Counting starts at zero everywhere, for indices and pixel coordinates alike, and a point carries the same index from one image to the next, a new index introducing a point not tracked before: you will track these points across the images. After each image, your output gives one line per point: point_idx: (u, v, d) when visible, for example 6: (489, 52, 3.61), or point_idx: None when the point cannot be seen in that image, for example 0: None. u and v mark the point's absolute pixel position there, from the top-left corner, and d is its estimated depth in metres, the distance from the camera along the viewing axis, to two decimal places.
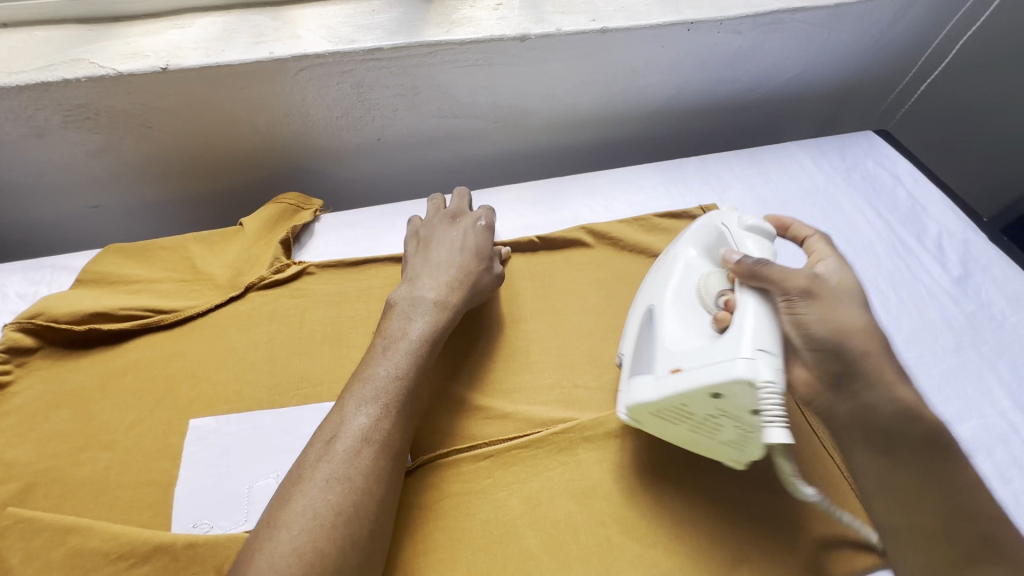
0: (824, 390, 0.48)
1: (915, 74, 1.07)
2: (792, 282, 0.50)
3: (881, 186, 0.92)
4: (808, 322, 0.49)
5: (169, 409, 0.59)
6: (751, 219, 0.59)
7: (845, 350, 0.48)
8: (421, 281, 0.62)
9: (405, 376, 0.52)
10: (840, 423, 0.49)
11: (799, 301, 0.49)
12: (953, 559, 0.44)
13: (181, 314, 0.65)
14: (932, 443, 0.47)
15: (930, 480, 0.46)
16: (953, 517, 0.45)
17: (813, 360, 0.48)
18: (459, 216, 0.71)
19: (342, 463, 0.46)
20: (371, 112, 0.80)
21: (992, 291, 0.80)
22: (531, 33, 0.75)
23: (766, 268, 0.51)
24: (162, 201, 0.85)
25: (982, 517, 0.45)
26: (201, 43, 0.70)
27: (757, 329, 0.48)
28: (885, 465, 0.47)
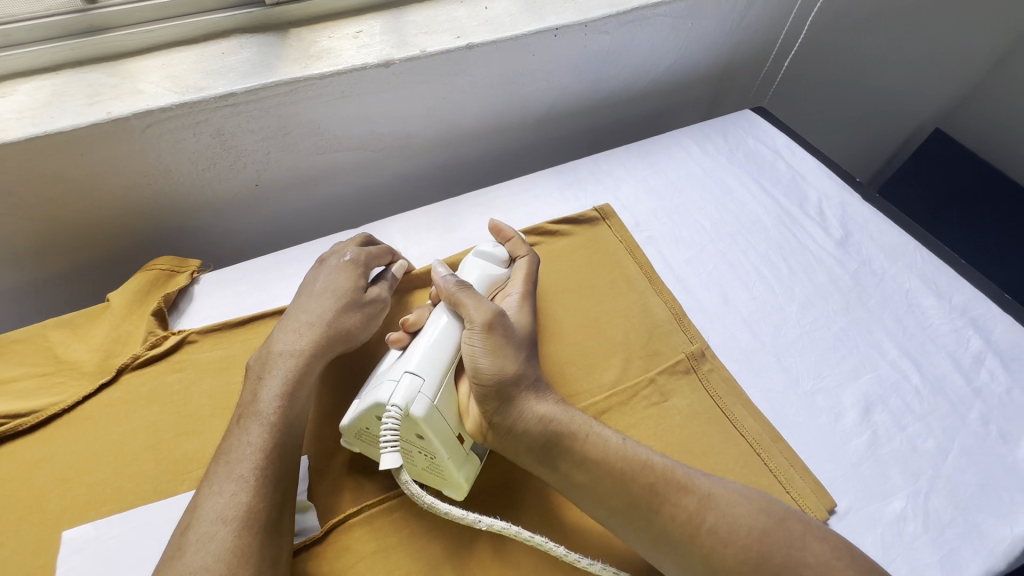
0: (489, 426, 0.53)
1: (781, 50, 1.13)
2: (474, 314, 0.55)
3: (763, 161, 0.96)
4: (475, 356, 0.54)
5: (37, 524, 0.53)
6: (487, 246, 0.67)
7: (504, 383, 0.52)
8: (274, 335, 0.59)
9: (267, 445, 0.50)
10: (513, 453, 0.53)
11: (478, 333, 0.54)
12: (644, 523, 0.48)
13: (44, 414, 0.59)
14: (577, 439, 0.51)
15: (589, 467, 0.50)
16: (621, 482, 0.49)
17: (477, 397, 0.52)
18: (326, 258, 0.67)
19: (196, 553, 0.43)
20: (241, 159, 0.75)
21: (870, 247, 0.85)
22: (395, 58, 0.73)
23: (458, 299, 0.57)
24: (20, 287, 0.77)
25: (643, 465, 0.50)
26: (26, 113, 0.64)
27: (419, 356, 0.54)
28: (555, 471, 0.51)
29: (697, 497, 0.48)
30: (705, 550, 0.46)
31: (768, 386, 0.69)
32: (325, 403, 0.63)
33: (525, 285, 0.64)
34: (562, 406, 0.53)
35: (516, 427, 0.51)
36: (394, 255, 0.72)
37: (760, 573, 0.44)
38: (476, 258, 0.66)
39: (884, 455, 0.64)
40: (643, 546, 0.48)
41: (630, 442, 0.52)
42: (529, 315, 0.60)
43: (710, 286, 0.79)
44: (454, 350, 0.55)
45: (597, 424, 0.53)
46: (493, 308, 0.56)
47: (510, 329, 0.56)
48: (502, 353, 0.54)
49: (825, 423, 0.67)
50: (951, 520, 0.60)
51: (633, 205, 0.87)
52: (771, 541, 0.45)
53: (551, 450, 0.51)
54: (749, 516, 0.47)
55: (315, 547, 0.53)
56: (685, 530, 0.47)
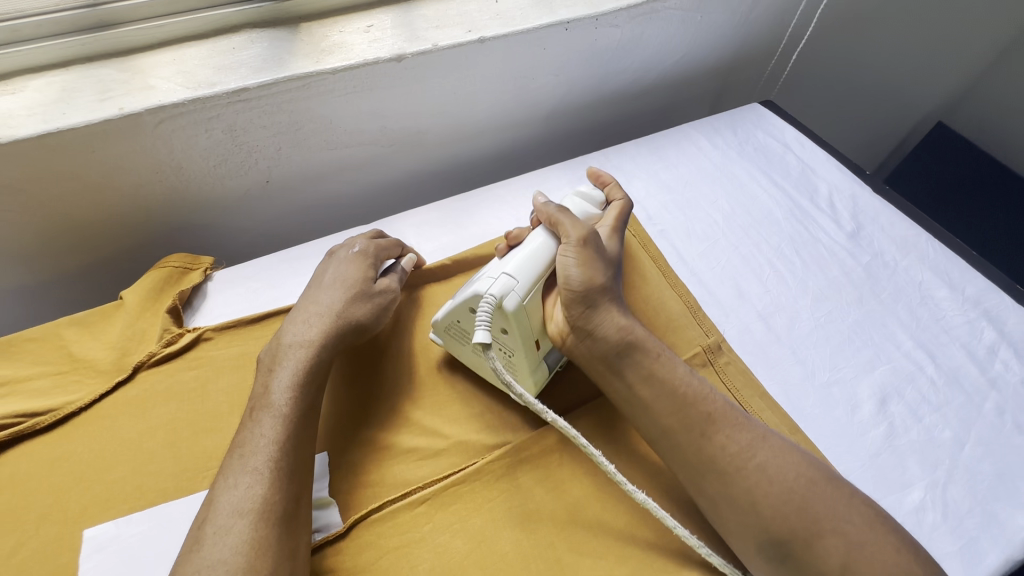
0: (570, 330, 0.56)
1: (788, 44, 1.13)
2: (570, 229, 0.59)
3: (773, 155, 0.95)
4: (568, 266, 0.57)
5: (58, 523, 0.53)
6: (586, 189, 0.70)
7: (591, 291, 0.55)
8: (286, 326, 0.59)
9: (280, 438, 0.50)
10: (585, 360, 0.56)
11: (573, 246, 0.58)
12: (696, 444, 0.49)
13: (61, 412, 0.58)
14: (649, 356, 0.54)
15: (658, 386, 0.52)
16: (683, 404, 0.51)
17: (564, 300, 0.56)
18: (335, 250, 0.67)
19: (213, 547, 0.43)
20: (252, 155, 0.75)
21: (882, 239, 0.85)
22: (407, 52, 0.72)
23: (557, 216, 0.60)
24: (29, 286, 0.76)
25: (706, 396, 0.52)
26: (36, 109, 0.63)
27: (518, 259, 0.57)
28: (622, 381, 0.54)
29: (751, 435, 0.50)
30: (749, 483, 0.47)
31: (784, 379, 0.70)
32: (339, 397, 0.62)
33: (615, 220, 0.66)
34: (640, 326, 0.56)
35: (596, 332, 0.55)
36: (404, 248, 0.71)
37: (800, 513, 0.45)
38: (576, 196, 0.69)
39: (901, 446, 0.65)
40: (689, 470, 0.50)
41: (697, 374, 0.54)
42: (619, 243, 0.63)
43: (724, 278, 0.79)
44: (550, 263, 0.59)
45: (670, 353, 0.56)
46: (587, 228, 0.59)
47: (600, 248, 0.59)
48: (592, 265, 0.57)
49: (841, 415, 0.67)
50: (970, 509, 0.61)
51: (644, 199, 0.87)
52: (816, 488, 0.47)
53: (623, 361, 0.54)
54: (799, 464, 0.48)
55: (336, 544, 0.53)
56: (733, 462, 0.48)
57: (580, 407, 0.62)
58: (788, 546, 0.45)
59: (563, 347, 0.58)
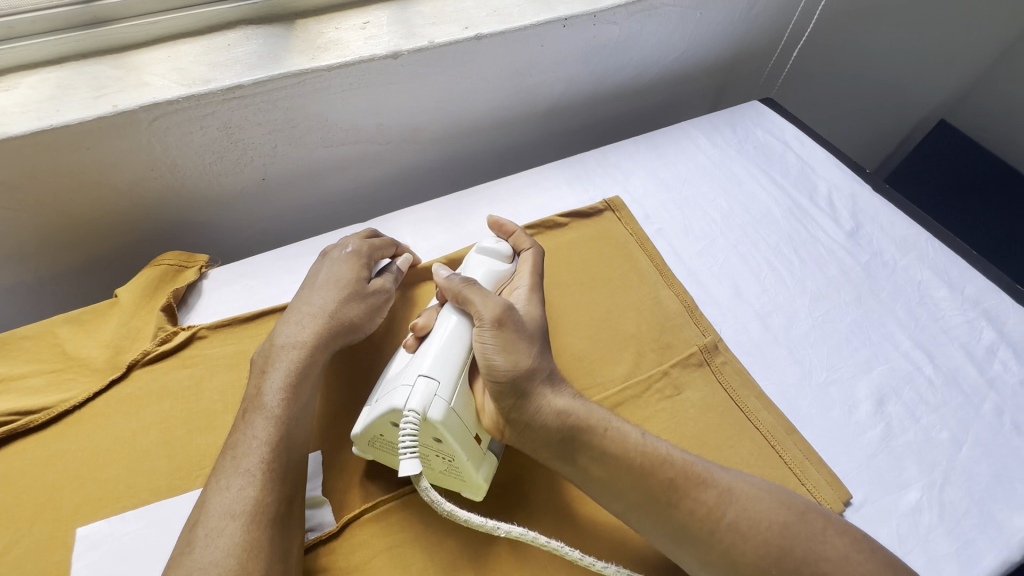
0: (506, 423, 0.52)
1: (789, 41, 1.12)
2: (483, 309, 0.54)
3: (772, 153, 0.95)
4: (488, 353, 0.52)
5: (52, 521, 0.53)
6: (490, 241, 0.66)
7: (519, 380, 0.51)
8: (278, 328, 0.58)
9: (273, 440, 0.50)
10: (530, 450, 0.52)
11: (489, 329, 0.53)
12: (662, 519, 0.47)
13: (55, 410, 0.58)
14: (596, 437, 0.50)
15: (611, 466, 0.49)
16: (641, 478, 0.48)
17: (493, 394, 0.52)
18: (329, 250, 0.67)
19: (205, 548, 0.43)
20: (247, 152, 0.75)
21: (882, 238, 0.84)
22: (403, 49, 0.72)
23: (466, 295, 0.56)
24: (26, 283, 0.76)
25: (663, 461, 0.49)
26: (30, 106, 0.63)
27: (431, 358, 0.53)
28: (573, 465, 0.51)
29: (717, 491, 0.48)
30: (725, 545, 0.46)
31: (781, 379, 0.69)
32: (335, 396, 0.62)
33: (532, 276, 0.63)
34: (580, 402, 0.52)
35: (535, 422, 0.51)
36: (399, 247, 0.71)
37: (780, 565, 0.44)
38: (479, 255, 0.65)
39: (898, 447, 0.64)
40: (664, 541, 0.48)
41: (650, 436, 0.51)
42: (539, 303, 0.60)
43: (721, 278, 0.79)
44: (468, 349, 0.54)
45: (616, 419, 0.52)
46: (501, 303, 0.55)
47: (521, 323, 0.55)
48: (514, 346, 0.53)
49: (839, 415, 0.66)
50: (967, 510, 0.60)
51: (642, 198, 0.87)
52: (793, 533, 0.45)
53: (570, 445, 0.50)
54: (771, 511, 0.46)
55: (330, 542, 0.52)
56: (705, 525, 0.46)
57: None
58: None
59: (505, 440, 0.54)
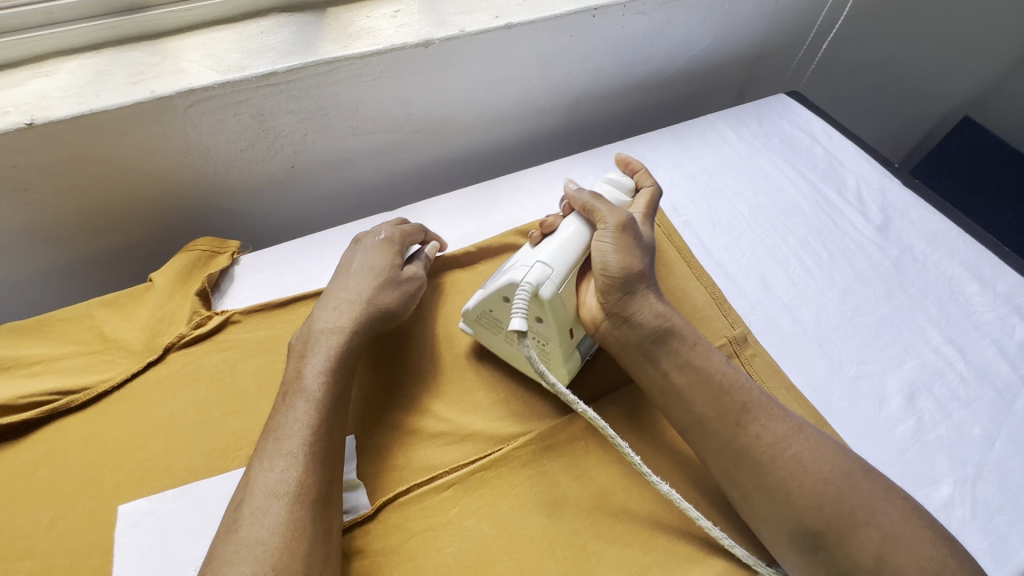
0: (605, 317, 0.56)
1: (816, 34, 1.11)
2: (609, 215, 0.58)
3: (800, 146, 0.94)
4: (605, 253, 0.56)
5: (94, 498, 0.54)
6: (615, 175, 0.68)
7: (629, 278, 0.55)
8: (317, 312, 0.59)
9: (313, 423, 0.50)
10: (618, 347, 0.56)
11: (610, 232, 0.57)
12: (727, 435, 0.49)
13: (94, 391, 0.59)
14: (686, 345, 0.54)
15: (694, 377, 0.52)
16: (719, 394, 0.51)
17: (601, 286, 0.56)
18: (362, 236, 0.67)
19: (252, 527, 0.44)
20: (279, 140, 0.75)
21: (911, 233, 0.83)
22: (434, 38, 0.72)
23: (591, 203, 0.59)
24: (60, 267, 0.77)
25: (742, 385, 0.52)
26: (70, 91, 0.64)
27: (552, 247, 0.57)
28: (657, 369, 0.54)
29: (788, 425, 0.50)
30: (785, 472, 0.47)
31: (810, 372, 0.69)
32: (368, 382, 0.63)
33: (646, 206, 0.66)
34: (677, 315, 0.56)
35: (632, 319, 0.55)
36: (427, 235, 0.71)
37: (835, 504, 0.45)
38: (605, 181, 0.67)
39: (930, 441, 0.64)
40: (715, 455, 0.50)
41: (733, 364, 0.54)
42: (650, 231, 0.63)
43: (750, 270, 0.78)
44: (585, 248, 0.58)
45: (706, 342, 0.56)
46: (626, 215, 0.59)
47: (638, 234, 0.59)
48: (630, 253, 0.57)
49: (869, 409, 0.66)
50: (999, 507, 0.60)
51: (668, 190, 0.86)
52: (852, 482, 0.47)
53: (660, 348, 0.54)
54: (834, 457, 0.48)
55: (364, 524, 0.53)
56: (768, 451, 0.48)
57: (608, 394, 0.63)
58: (822, 537, 0.45)
59: (595, 335, 0.58)
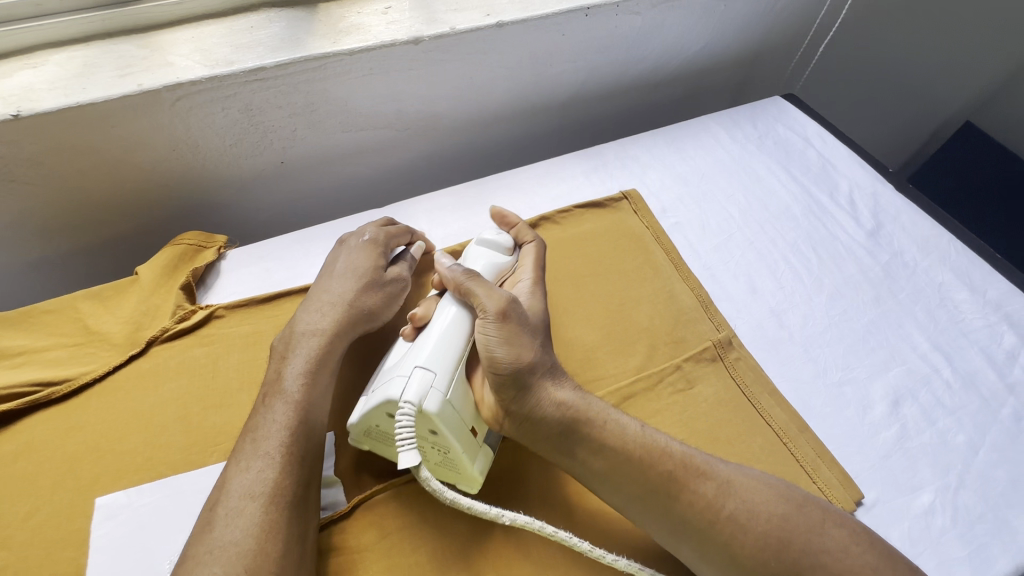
0: (507, 415, 0.51)
1: (814, 37, 1.11)
2: (487, 302, 0.53)
3: (793, 149, 0.93)
4: (490, 345, 0.51)
5: (71, 490, 0.54)
6: (490, 235, 0.66)
7: (523, 373, 0.50)
8: (298, 316, 0.59)
9: (291, 425, 0.50)
10: (528, 442, 0.51)
11: (493, 320, 0.52)
12: (663, 513, 0.47)
13: (76, 383, 0.60)
14: (596, 427, 0.49)
15: (612, 462, 0.48)
16: (640, 472, 0.47)
17: (494, 385, 0.50)
18: (345, 239, 0.67)
19: (225, 527, 0.44)
20: (268, 135, 0.75)
21: (902, 238, 0.83)
22: (425, 35, 0.72)
23: (468, 287, 0.54)
24: (50, 258, 0.78)
25: (662, 452, 0.48)
26: (58, 83, 0.64)
27: (427, 349, 0.53)
28: (574, 459, 0.50)
29: (716, 483, 0.47)
30: (725, 536, 0.45)
31: (795, 377, 0.69)
32: (349, 381, 0.63)
33: (533, 269, 0.62)
34: (581, 392, 0.52)
35: (534, 415, 0.50)
36: (413, 235, 0.71)
37: (779, 560, 0.43)
38: (480, 247, 0.65)
39: (913, 449, 0.64)
40: (661, 533, 0.47)
41: (648, 429, 0.50)
42: (540, 296, 0.59)
43: (738, 274, 0.78)
44: (465, 341, 0.55)
45: (614, 412, 0.51)
46: (506, 297, 0.53)
47: (524, 316, 0.53)
48: (517, 340, 0.51)
49: (853, 415, 0.66)
50: (981, 515, 0.60)
51: (659, 192, 0.86)
52: (791, 525, 0.45)
53: (570, 438, 0.50)
54: (769, 503, 0.46)
55: (340, 520, 0.53)
56: (705, 516, 0.46)
57: None
58: None
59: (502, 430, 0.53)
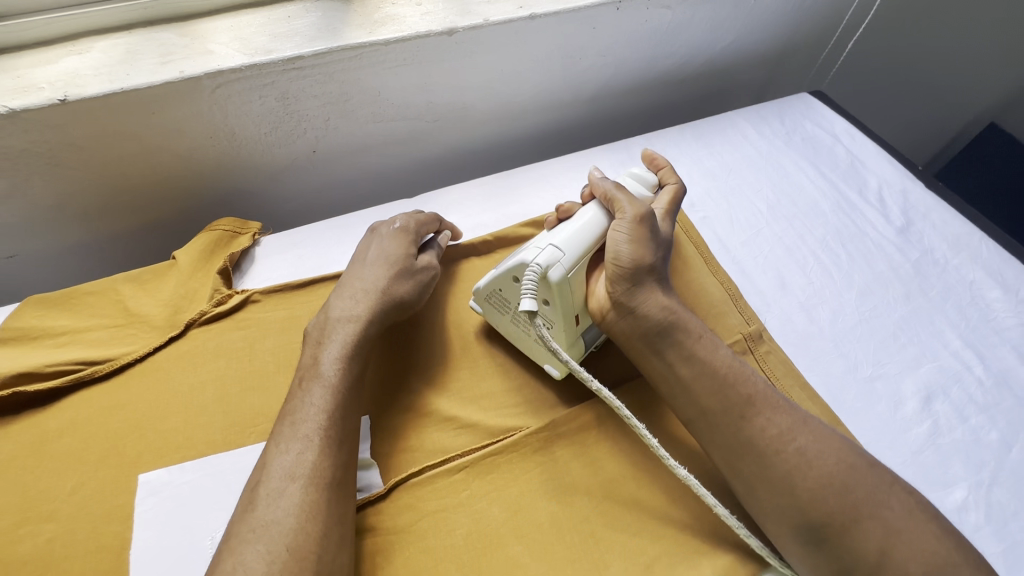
0: (611, 306, 0.56)
1: (842, 33, 1.10)
2: (627, 207, 0.58)
3: (821, 146, 0.93)
4: (618, 244, 0.56)
5: (115, 467, 0.55)
6: (639, 169, 0.69)
7: (638, 270, 0.55)
8: (332, 302, 0.60)
9: (328, 409, 0.51)
10: (624, 337, 0.56)
11: (625, 223, 0.57)
12: (734, 430, 0.49)
13: (117, 363, 0.61)
14: (691, 338, 0.53)
15: (702, 374, 0.51)
16: (723, 387, 0.51)
17: (609, 275, 0.56)
18: (376, 227, 0.68)
19: (268, 507, 0.45)
20: (302, 124, 0.76)
21: (933, 236, 0.82)
22: (459, 26, 0.72)
23: (612, 192, 0.60)
24: (86, 242, 0.79)
25: (748, 378, 0.52)
26: (102, 69, 0.65)
27: (566, 232, 0.58)
28: (662, 360, 0.53)
29: (792, 420, 0.50)
30: (788, 465, 0.47)
31: (825, 372, 0.69)
32: (381, 369, 0.64)
33: (669, 203, 0.65)
34: (685, 309, 0.56)
35: (637, 311, 0.54)
36: (441, 224, 0.72)
37: (839, 499, 0.45)
38: (627, 173, 0.69)
39: (945, 445, 0.63)
40: (724, 454, 0.50)
41: (738, 358, 0.54)
42: (670, 227, 0.63)
43: (767, 269, 0.78)
44: (598, 238, 0.59)
45: (710, 334, 0.55)
46: (644, 208, 0.58)
47: (654, 229, 0.58)
48: (643, 245, 0.56)
49: (884, 410, 0.66)
50: (1015, 513, 0.59)
51: (687, 186, 0.86)
52: (857, 475, 0.47)
53: (664, 340, 0.54)
54: (838, 451, 0.48)
55: (375, 504, 0.54)
56: (772, 444, 0.48)
57: (622, 385, 0.62)
58: (826, 530, 0.45)
59: (600, 322, 0.58)
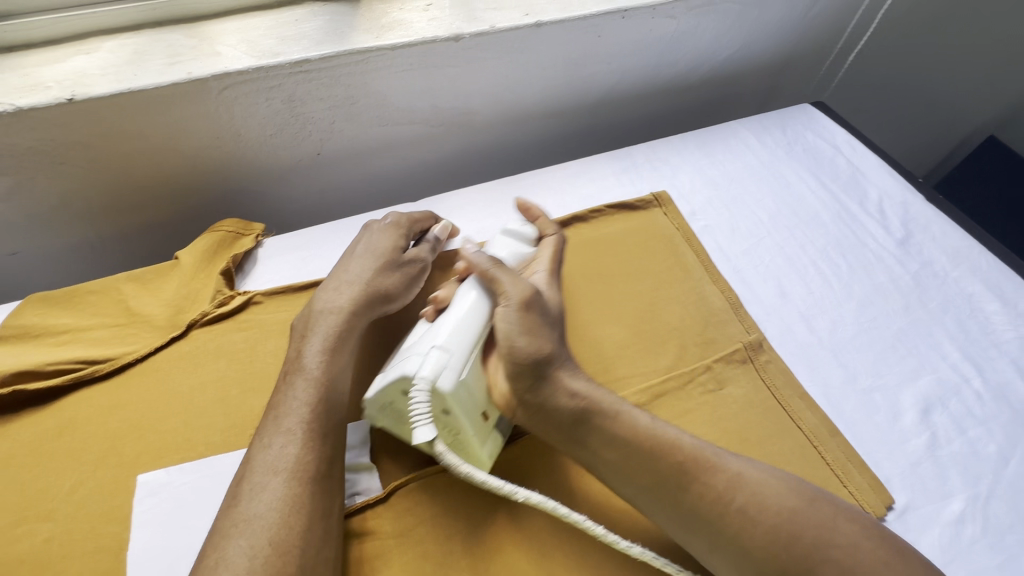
0: (520, 405, 0.53)
1: (843, 46, 1.11)
2: (511, 290, 0.55)
3: (822, 156, 0.94)
4: (510, 333, 0.53)
5: (114, 467, 0.55)
6: (515, 225, 0.67)
7: (539, 364, 0.52)
8: (318, 295, 0.60)
9: (310, 402, 0.51)
10: (543, 433, 0.53)
11: (512, 308, 0.54)
12: (674, 500, 0.48)
13: (118, 363, 0.61)
14: (608, 419, 0.51)
15: (626, 451, 0.50)
16: (653, 463, 0.49)
17: (509, 375, 0.52)
18: (367, 223, 0.68)
19: (251, 501, 0.45)
20: (307, 127, 0.76)
21: (932, 248, 0.83)
22: (465, 33, 0.73)
23: (491, 274, 0.56)
24: (89, 241, 0.79)
25: (673, 445, 0.50)
26: (110, 68, 0.65)
27: (448, 329, 0.53)
28: (586, 448, 0.51)
29: (725, 476, 0.48)
30: (735, 527, 0.46)
31: (825, 383, 0.69)
32: (380, 368, 0.64)
33: (550, 262, 0.63)
34: (596, 385, 0.54)
35: (548, 405, 0.52)
36: (437, 220, 0.72)
37: (792, 555, 0.44)
38: (504, 234, 0.65)
39: (944, 457, 0.63)
40: (674, 527, 0.48)
41: (659, 421, 0.52)
42: (557, 290, 0.60)
43: (767, 278, 0.78)
44: (484, 324, 0.54)
45: (626, 404, 0.53)
46: (529, 287, 0.55)
47: (543, 308, 0.56)
48: (534, 332, 0.53)
49: (882, 421, 0.66)
50: (1011, 526, 0.59)
51: (688, 195, 0.87)
52: (801, 519, 0.45)
53: (584, 428, 0.51)
54: (781, 495, 0.47)
55: (376, 506, 0.54)
56: (715, 507, 0.47)
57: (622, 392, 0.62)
58: None
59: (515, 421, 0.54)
